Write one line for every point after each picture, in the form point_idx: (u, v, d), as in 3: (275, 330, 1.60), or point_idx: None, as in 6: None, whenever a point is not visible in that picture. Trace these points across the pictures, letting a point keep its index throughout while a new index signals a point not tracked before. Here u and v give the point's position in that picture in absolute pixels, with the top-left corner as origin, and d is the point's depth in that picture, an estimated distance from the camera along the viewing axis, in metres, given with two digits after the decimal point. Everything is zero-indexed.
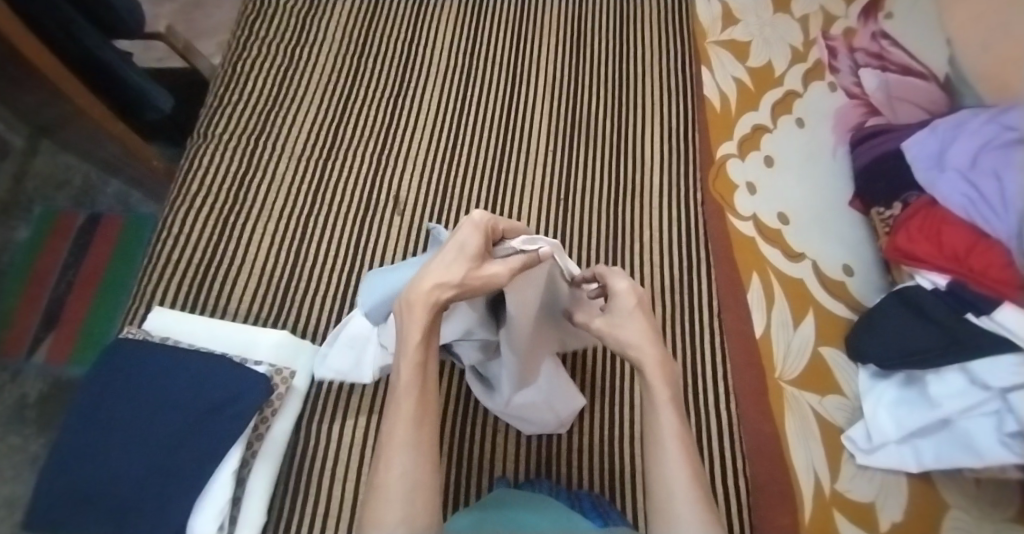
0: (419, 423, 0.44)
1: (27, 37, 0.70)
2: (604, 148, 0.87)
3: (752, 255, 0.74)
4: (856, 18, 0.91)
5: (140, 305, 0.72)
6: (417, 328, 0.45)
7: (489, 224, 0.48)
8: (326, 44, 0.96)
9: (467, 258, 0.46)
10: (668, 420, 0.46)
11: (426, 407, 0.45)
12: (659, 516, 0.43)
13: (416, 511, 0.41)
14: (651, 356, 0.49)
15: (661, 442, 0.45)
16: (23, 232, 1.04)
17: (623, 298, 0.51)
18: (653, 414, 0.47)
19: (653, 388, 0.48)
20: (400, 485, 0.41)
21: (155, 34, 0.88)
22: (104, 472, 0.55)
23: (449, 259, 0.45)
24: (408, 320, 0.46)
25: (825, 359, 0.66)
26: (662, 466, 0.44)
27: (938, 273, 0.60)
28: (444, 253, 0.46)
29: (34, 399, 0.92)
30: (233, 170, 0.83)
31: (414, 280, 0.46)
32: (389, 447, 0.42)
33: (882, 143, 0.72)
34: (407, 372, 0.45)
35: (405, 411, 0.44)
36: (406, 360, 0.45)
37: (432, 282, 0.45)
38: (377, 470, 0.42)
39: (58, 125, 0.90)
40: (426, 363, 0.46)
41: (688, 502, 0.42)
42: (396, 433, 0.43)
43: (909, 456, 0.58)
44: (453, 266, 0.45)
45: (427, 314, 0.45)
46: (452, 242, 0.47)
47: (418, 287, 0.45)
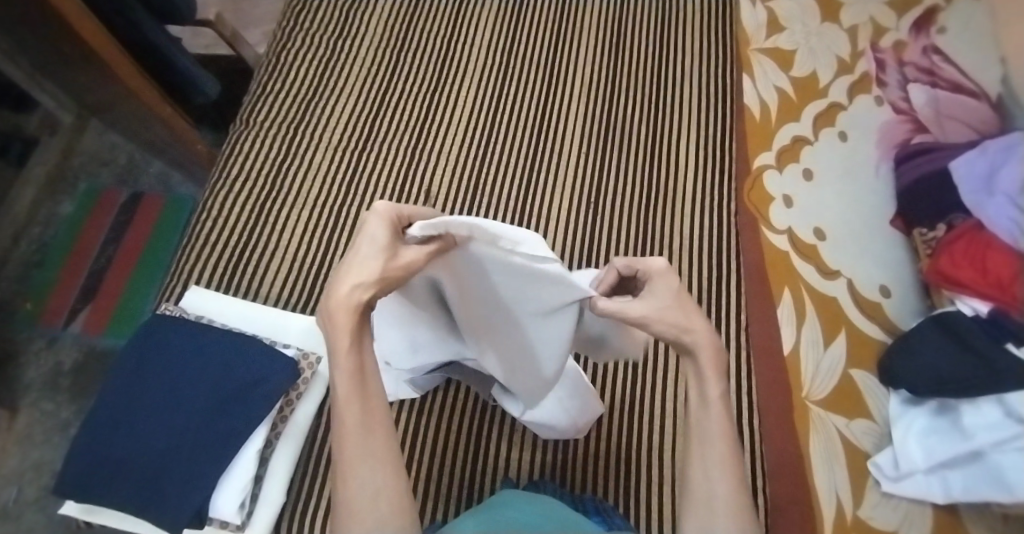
0: (368, 431, 0.40)
1: (88, 20, 0.73)
2: (637, 153, 0.86)
3: (784, 270, 0.73)
4: (907, 31, 0.88)
5: (176, 283, 0.74)
6: (343, 334, 0.39)
7: (397, 214, 0.41)
8: (368, 38, 0.97)
9: (382, 248, 0.39)
10: (716, 419, 0.42)
11: (372, 412, 0.40)
12: (695, 518, 0.40)
13: (386, 523, 0.38)
14: (706, 340, 0.42)
15: (705, 438, 0.42)
16: (67, 207, 1.08)
17: (662, 280, 0.43)
18: (701, 412, 0.42)
19: (704, 381, 0.42)
20: (363, 499, 0.38)
21: (205, 21, 0.91)
22: (134, 443, 0.57)
23: (362, 255, 0.39)
24: (329, 328, 0.39)
25: (855, 381, 0.64)
26: (703, 467, 0.41)
27: (980, 299, 0.58)
28: (354, 248, 0.39)
29: (69, 368, 0.96)
30: (271, 156, 0.84)
31: (329, 286, 0.39)
32: (346, 462, 0.39)
33: (927, 163, 0.70)
34: (342, 381, 0.40)
35: (351, 421, 0.39)
36: (340, 370, 0.40)
37: (347, 285, 0.39)
38: (338, 486, 0.39)
39: (106, 104, 0.93)
40: (362, 366, 0.41)
41: (726, 507, 0.39)
42: (348, 449, 0.39)
43: (936, 486, 0.57)
44: (372, 259, 0.39)
45: (352, 317, 0.39)
46: (363, 234, 0.40)
47: (333, 293, 0.39)
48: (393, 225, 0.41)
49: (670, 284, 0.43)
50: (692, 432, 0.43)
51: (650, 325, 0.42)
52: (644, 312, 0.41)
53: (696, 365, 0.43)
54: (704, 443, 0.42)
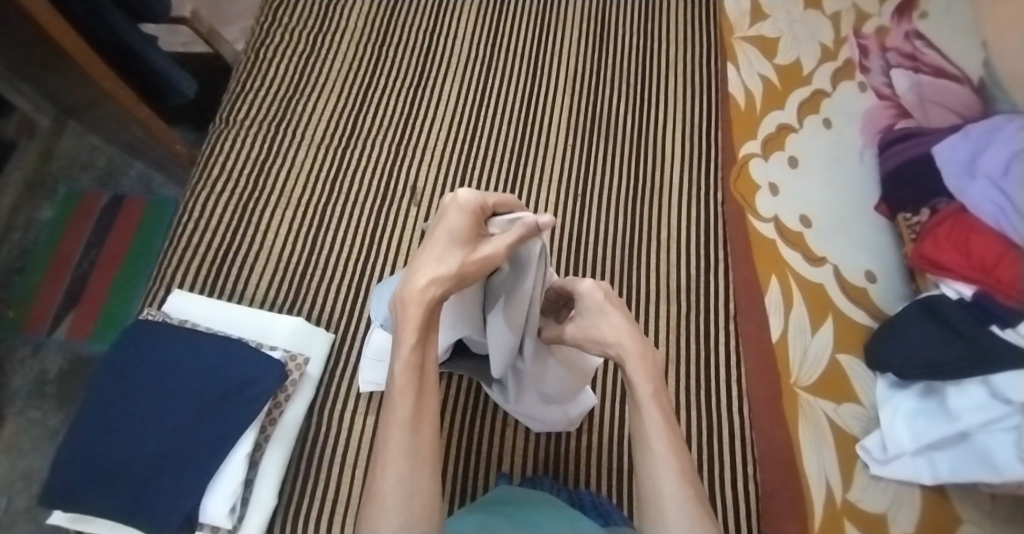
0: (414, 428, 0.43)
1: (56, 19, 0.71)
2: (623, 145, 0.86)
3: (771, 258, 0.73)
4: (889, 16, 0.88)
5: (159, 287, 0.73)
6: (410, 331, 0.43)
7: (480, 204, 0.44)
8: (349, 32, 0.96)
9: (461, 242, 0.43)
10: (653, 420, 0.45)
11: (423, 412, 0.44)
12: (650, 518, 0.42)
13: (412, 520, 0.40)
14: (631, 347, 0.47)
15: (648, 443, 0.44)
16: (47, 211, 1.06)
17: (590, 295, 0.49)
18: (639, 416, 0.46)
19: (636, 387, 0.46)
20: (394, 492, 0.41)
21: (180, 18, 0.89)
22: (121, 450, 0.56)
23: (443, 247, 0.43)
24: (399, 320, 0.44)
25: (843, 367, 0.65)
26: (651, 467, 0.43)
27: (964, 282, 0.59)
28: (437, 240, 0.43)
29: (54, 375, 0.95)
30: (253, 155, 0.83)
31: (407, 279, 0.44)
32: (385, 454, 0.42)
33: (912, 147, 0.70)
34: (401, 376, 0.43)
35: (399, 416, 0.43)
36: (402, 363, 0.44)
37: (424, 278, 0.42)
38: (373, 475, 0.42)
39: (83, 106, 0.91)
40: (422, 367, 0.44)
41: (675, 501, 0.41)
42: (390, 441, 0.42)
43: (924, 468, 0.57)
44: (448, 255, 0.43)
45: (421, 311, 0.43)
46: (441, 228, 0.43)
47: (411, 285, 0.43)
48: (474, 215, 0.44)
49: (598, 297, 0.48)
50: (636, 436, 0.46)
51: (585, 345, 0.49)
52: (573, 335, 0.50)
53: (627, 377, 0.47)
54: (646, 444, 0.45)
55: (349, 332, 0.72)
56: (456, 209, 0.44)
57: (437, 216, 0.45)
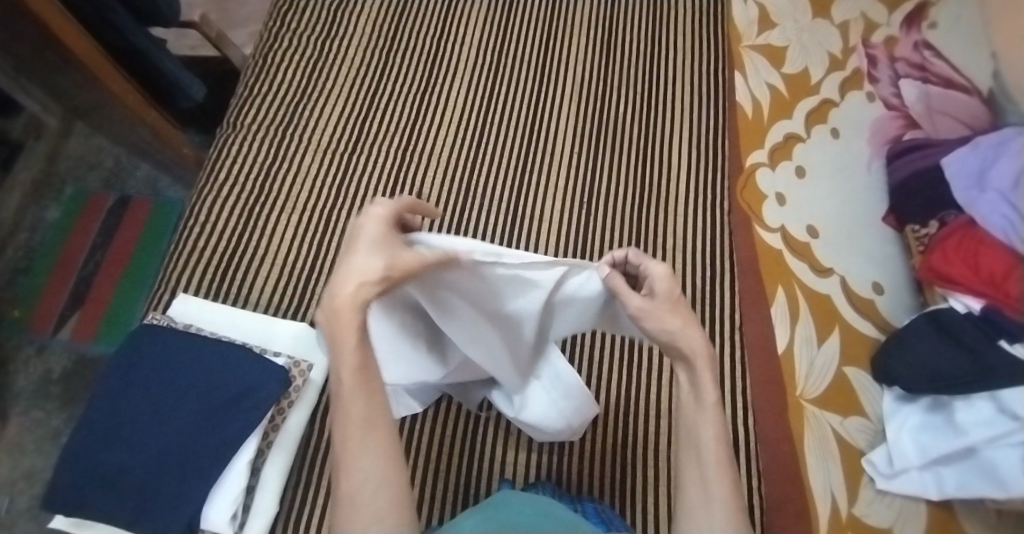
0: (370, 423, 0.38)
1: (65, 21, 0.71)
2: (629, 153, 0.86)
3: (778, 268, 0.72)
4: (898, 26, 0.88)
5: (164, 291, 0.73)
6: (348, 332, 0.38)
7: (389, 217, 0.43)
8: (356, 38, 0.96)
9: (382, 249, 0.41)
10: (710, 421, 0.42)
11: (376, 404, 0.39)
12: (692, 521, 0.39)
13: (382, 514, 0.36)
14: (700, 347, 0.43)
15: (702, 443, 0.41)
16: (54, 212, 1.07)
17: (663, 284, 0.44)
18: (696, 415, 0.43)
19: (698, 385, 0.43)
20: (362, 486, 0.36)
21: (190, 22, 0.89)
22: (122, 455, 0.56)
23: (361, 255, 0.40)
24: (333, 330, 0.38)
25: (849, 379, 0.64)
26: (699, 469, 0.41)
27: (973, 297, 0.58)
28: (353, 256, 0.40)
29: (59, 375, 0.95)
30: (259, 160, 0.83)
31: (330, 289, 0.39)
32: (345, 451, 0.37)
33: (920, 159, 0.70)
34: (347, 374, 0.38)
35: (354, 413, 0.38)
36: (342, 361, 0.38)
37: (353, 283, 0.38)
38: (336, 481, 0.37)
39: (91, 107, 0.91)
40: (367, 361, 0.39)
41: (723, 510, 0.38)
42: (349, 439, 0.37)
43: (930, 483, 0.57)
44: (371, 261, 0.39)
45: (355, 316, 0.38)
46: (359, 238, 0.41)
47: (338, 292, 0.38)
48: (386, 228, 0.42)
49: (671, 290, 0.44)
50: (687, 434, 0.43)
51: (642, 321, 0.44)
52: (640, 305, 0.44)
53: (692, 373, 0.44)
54: (699, 446, 0.42)
55: None
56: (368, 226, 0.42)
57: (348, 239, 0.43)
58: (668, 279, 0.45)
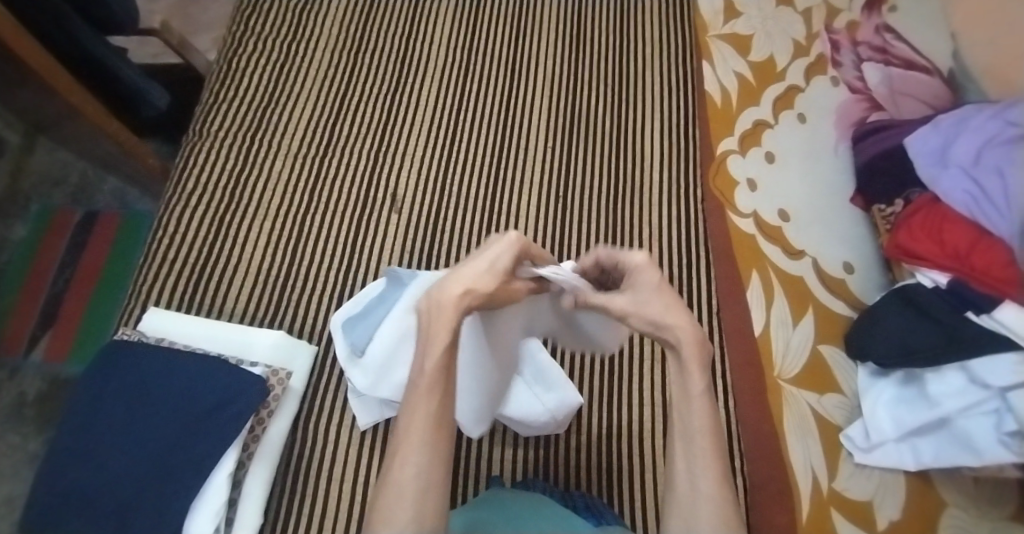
0: (437, 423, 0.39)
1: (21, 33, 0.69)
2: (602, 146, 0.86)
3: (751, 252, 0.73)
4: (859, 11, 0.90)
5: (135, 305, 0.72)
6: (441, 334, 0.40)
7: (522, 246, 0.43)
8: (322, 40, 0.95)
9: (498, 273, 0.42)
10: (698, 413, 0.42)
11: (446, 409, 0.40)
12: (679, 513, 0.41)
13: (421, 516, 0.37)
14: (687, 333, 0.43)
15: (691, 438, 0.42)
16: (20, 229, 1.04)
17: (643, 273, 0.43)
18: (684, 407, 0.43)
19: (685, 376, 0.43)
20: (410, 481, 0.37)
21: (150, 29, 0.88)
22: (99, 474, 0.55)
23: (483, 268, 0.42)
24: (432, 323, 0.41)
25: (824, 356, 0.66)
26: (687, 461, 0.42)
27: (939, 271, 0.60)
28: (472, 262, 0.42)
29: (33, 397, 0.92)
30: (229, 167, 0.82)
31: (440, 285, 0.42)
32: (405, 442, 0.38)
33: (884, 140, 0.71)
34: (429, 370, 0.40)
35: (423, 411, 0.39)
36: (431, 353, 0.40)
37: (460, 286, 0.41)
38: (388, 466, 0.39)
39: (53, 120, 0.89)
40: (449, 366, 0.41)
41: (711, 502, 0.40)
42: (412, 434, 0.39)
43: (907, 454, 0.58)
44: (484, 277, 0.41)
45: (454, 316, 0.40)
46: (484, 251, 0.42)
47: (446, 290, 0.41)
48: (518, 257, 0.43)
49: (653, 276, 0.43)
50: (677, 425, 0.43)
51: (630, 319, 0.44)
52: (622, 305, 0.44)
53: (679, 361, 0.43)
54: (688, 438, 0.42)
55: (331, 344, 0.71)
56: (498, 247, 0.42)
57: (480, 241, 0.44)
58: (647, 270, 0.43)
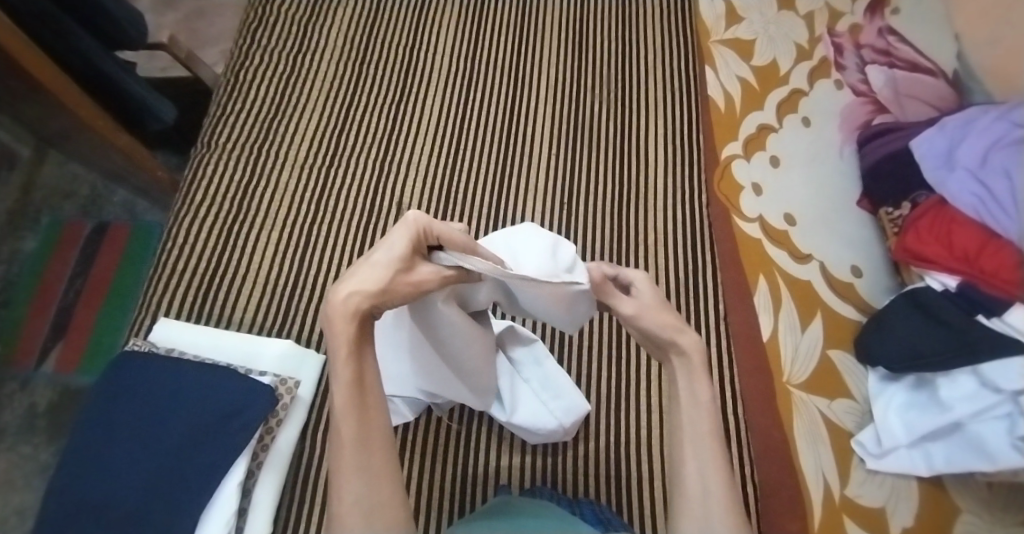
0: (365, 444, 0.38)
1: (29, 49, 0.70)
2: (606, 153, 0.87)
3: (759, 257, 0.73)
4: (862, 14, 0.90)
5: (145, 316, 0.73)
6: (341, 350, 0.38)
7: (418, 231, 0.39)
8: (328, 50, 0.96)
9: (391, 269, 0.38)
10: (703, 418, 0.44)
11: (371, 418, 0.39)
12: (692, 514, 0.41)
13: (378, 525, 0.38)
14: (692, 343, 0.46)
15: (698, 440, 0.44)
16: (31, 242, 1.05)
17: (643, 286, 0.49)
18: (693, 412, 0.45)
19: (691, 385, 0.45)
20: (358, 500, 0.38)
21: (158, 43, 0.89)
22: (109, 484, 0.55)
23: (371, 267, 0.38)
24: (329, 341, 0.38)
25: (834, 362, 0.65)
26: (694, 461, 0.43)
27: (949, 274, 0.59)
28: (363, 263, 0.39)
29: (44, 408, 0.93)
30: (236, 178, 0.83)
31: (331, 292, 0.39)
32: (341, 473, 0.38)
33: (890, 142, 0.71)
34: (340, 391, 0.38)
35: (348, 436, 0.38)
36: (337, 379, 0.38)
37: (346, 290, 0.38)
38: (331, 498, 0.38)
39: (62, 133, 0.90)
40: (361, 375, 0.39)
41: (720, 501, 0.41)
42: (344, 462, 0.38)
43: (920, 461, 0.57)
44: (376, 276, 0.38)
45: (350, 327, 0.38)
46: (381, 244, 0.39)
47: (332, 299, 0.38)
48: (415, 242, 0.40)
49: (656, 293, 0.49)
50: (683, 429, 0.45)
51: (641, 320, 0.47)
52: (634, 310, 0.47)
53: (687, 369, 0.46)
54: (696, 440, 0.44)
55: None
56: (388, 240, 0.39)
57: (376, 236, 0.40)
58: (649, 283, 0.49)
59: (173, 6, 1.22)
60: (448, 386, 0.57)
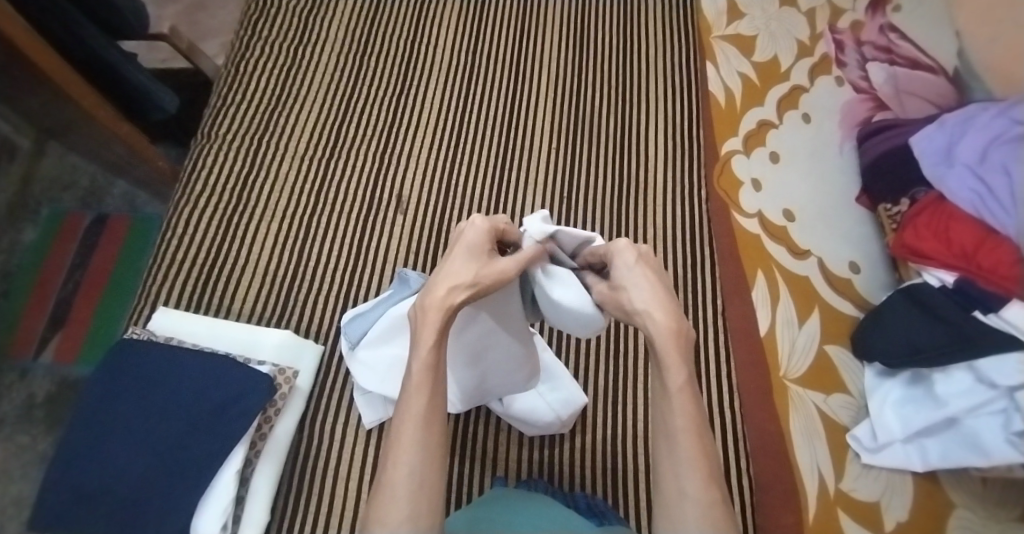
0: (427, 426, 0.40)
1: (30, 36, 0.70)
2: (606, 146, 0.87)
3: (756, 252, 0.73)
4: (864, 10, 0.89)
5: (144, 306, 0.73)
6: (429, 343, 0.42)
7: (494, 226, 0.46)
8: (328, 43, 0.96)
9: (477, 255, 0.44)
10: (679, 410, 0.40)
11: (437, 405, 0.41)
12: (666, 518, 0.39)
13: (417, 516, 0.37)
14: (662, 321, 0.42)
15: (672, 433, 0.40)
16: (29, 233, 1.05)
17: (625, 255, 0.45)
18: (664, 405, 0.41)
19: (661, 371, 0.41)
20: (407, 486, 0.38)
21: (159, 34, 0.89)
22: (109, 473, 0.55)
23: (462, 258, 0.43)
24: (417, 328, 0.42)
25: (831, 357, 0.65)
26: (670, 459, 0.40)
27: (946, 270, 0.59)
28: (453, 257, 0.44)
29: (42, 399, 0.93)
30: (236, 170, 0.83)
31: (425, 290, 0.43)
32: (397, 445, 0.39)
33: (891, 138, 0.71)
34: (416, 371, 0.41)
35: (413, 411, 0.40)
36: (417, 359, 0.42)
37: (444, 286, 0.42)
38: (382, 465, 0.39)
39: (63, 124, 0.90)
40: (438, 364, 0.42)
41: (698, 507, 0.38)
42: (404, 433, 0.40)
43: (915, 456, 0.57)
44: (464, 267, 0.43)
45: (439, 318, 0.42)
46: (461, 243, 0.45)
47: (432, 292, 0.42)
48: (490, 236, 0.46)
49: (631, 256, 0.45)
50: (659, 424, 0.42)
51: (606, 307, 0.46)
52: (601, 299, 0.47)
53: (657, 354, 0.42)
54: (669, 436, 0.41)
55: (338, 344, 0.72)
56: (470, 237, 0.45)
57: (452, 239, 0.46)
58: (629, 252, 0.45)
59: None
60: (496, 383, 0.58)
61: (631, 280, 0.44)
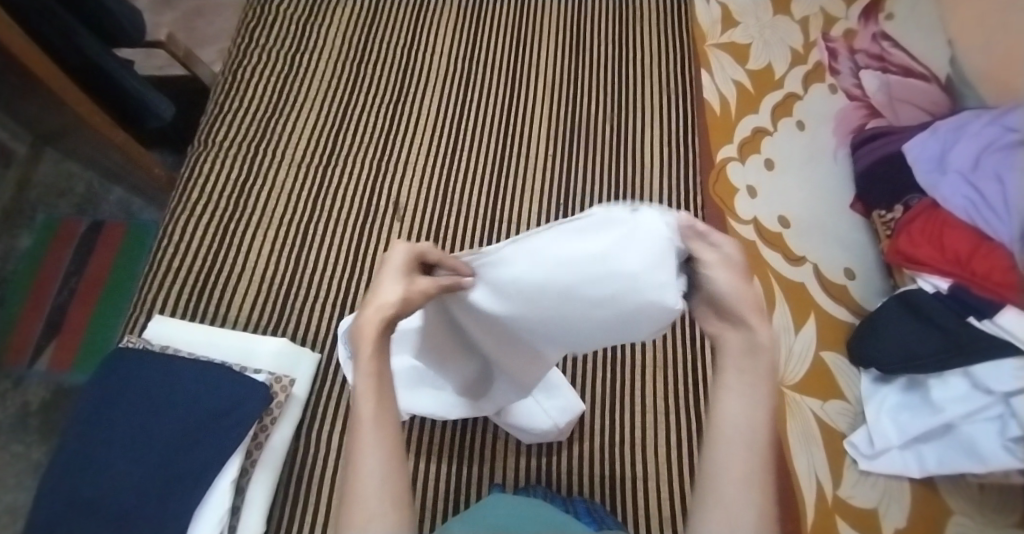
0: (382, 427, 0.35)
1: (27, 45, 0.70)
2: (601, 152, 0.87)
3: (753, 258, 0.72)
4: (856, 19, 0.90)
5: (139, 314, 0.73)
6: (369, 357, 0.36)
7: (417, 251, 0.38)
8: (326, 51, 0.96)
9: (401, 280, 0.37)
10: (761, 422, 0.34)
11: (388, 408, 0.36)
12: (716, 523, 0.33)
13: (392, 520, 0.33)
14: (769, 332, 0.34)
15: (749, 447, 0.34)
16: (26, 240, 1.04)
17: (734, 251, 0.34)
18: (746, 415, 0.34)
19: (751, 379, 0.35)
20: (377, 489, 0.33)
21: (156, 42, 0.89)
22: (102, 482, 0.55)
23: (391, 285, 0.37)
24: (355, 343, 0.36)
25: (827, 363, 0.65)
26: (741, 470, 0.33)
27: (940, 276, 0.60)
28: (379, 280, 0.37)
29: (37, 406, 0.92)
30: (233, 177, 0.83)
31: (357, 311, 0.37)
32: (355, 450, 0.34)
33: (886, 145, 0.71)
34: (362, 378, 0.36)
35: (365, 415, 0.35)
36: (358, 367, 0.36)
37: (376, 307, 0.36)
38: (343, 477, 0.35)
39: (59, 131, 0.90)
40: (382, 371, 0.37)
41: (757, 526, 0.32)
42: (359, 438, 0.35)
43: (912, 462, 0.58)
44: (392, 287, 0.36)
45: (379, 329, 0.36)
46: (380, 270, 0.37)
47: (364, 310, 0.36)
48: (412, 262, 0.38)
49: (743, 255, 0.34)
50: (735, 437, 0.34)
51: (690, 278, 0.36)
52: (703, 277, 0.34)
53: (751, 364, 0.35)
54: (747, 448, 0.34)
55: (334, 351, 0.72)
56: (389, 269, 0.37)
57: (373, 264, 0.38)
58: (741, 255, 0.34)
59: (171, 6, 1.23)
60: (474, 387, 0.58)
61: (732, 272, 0.34)
